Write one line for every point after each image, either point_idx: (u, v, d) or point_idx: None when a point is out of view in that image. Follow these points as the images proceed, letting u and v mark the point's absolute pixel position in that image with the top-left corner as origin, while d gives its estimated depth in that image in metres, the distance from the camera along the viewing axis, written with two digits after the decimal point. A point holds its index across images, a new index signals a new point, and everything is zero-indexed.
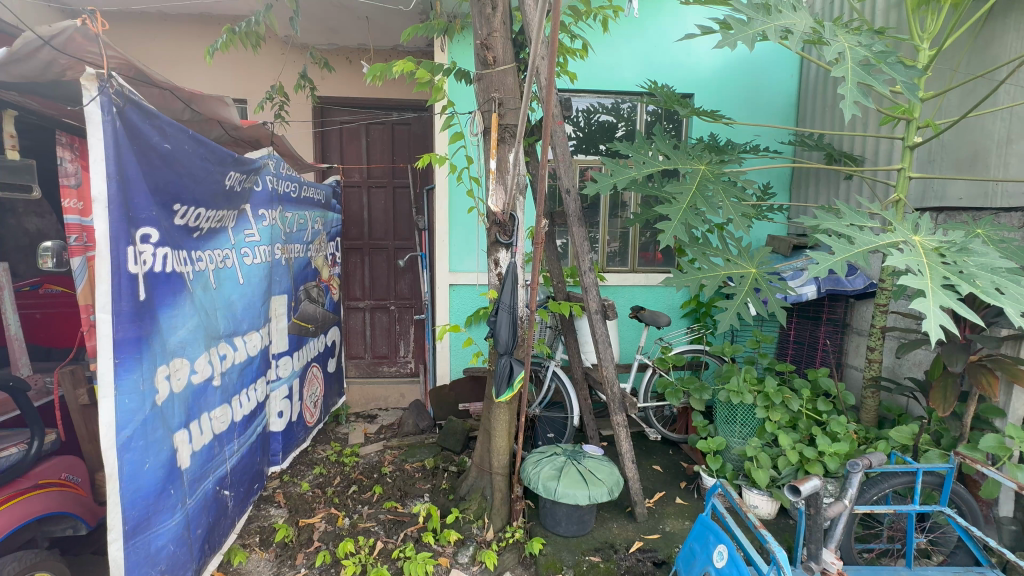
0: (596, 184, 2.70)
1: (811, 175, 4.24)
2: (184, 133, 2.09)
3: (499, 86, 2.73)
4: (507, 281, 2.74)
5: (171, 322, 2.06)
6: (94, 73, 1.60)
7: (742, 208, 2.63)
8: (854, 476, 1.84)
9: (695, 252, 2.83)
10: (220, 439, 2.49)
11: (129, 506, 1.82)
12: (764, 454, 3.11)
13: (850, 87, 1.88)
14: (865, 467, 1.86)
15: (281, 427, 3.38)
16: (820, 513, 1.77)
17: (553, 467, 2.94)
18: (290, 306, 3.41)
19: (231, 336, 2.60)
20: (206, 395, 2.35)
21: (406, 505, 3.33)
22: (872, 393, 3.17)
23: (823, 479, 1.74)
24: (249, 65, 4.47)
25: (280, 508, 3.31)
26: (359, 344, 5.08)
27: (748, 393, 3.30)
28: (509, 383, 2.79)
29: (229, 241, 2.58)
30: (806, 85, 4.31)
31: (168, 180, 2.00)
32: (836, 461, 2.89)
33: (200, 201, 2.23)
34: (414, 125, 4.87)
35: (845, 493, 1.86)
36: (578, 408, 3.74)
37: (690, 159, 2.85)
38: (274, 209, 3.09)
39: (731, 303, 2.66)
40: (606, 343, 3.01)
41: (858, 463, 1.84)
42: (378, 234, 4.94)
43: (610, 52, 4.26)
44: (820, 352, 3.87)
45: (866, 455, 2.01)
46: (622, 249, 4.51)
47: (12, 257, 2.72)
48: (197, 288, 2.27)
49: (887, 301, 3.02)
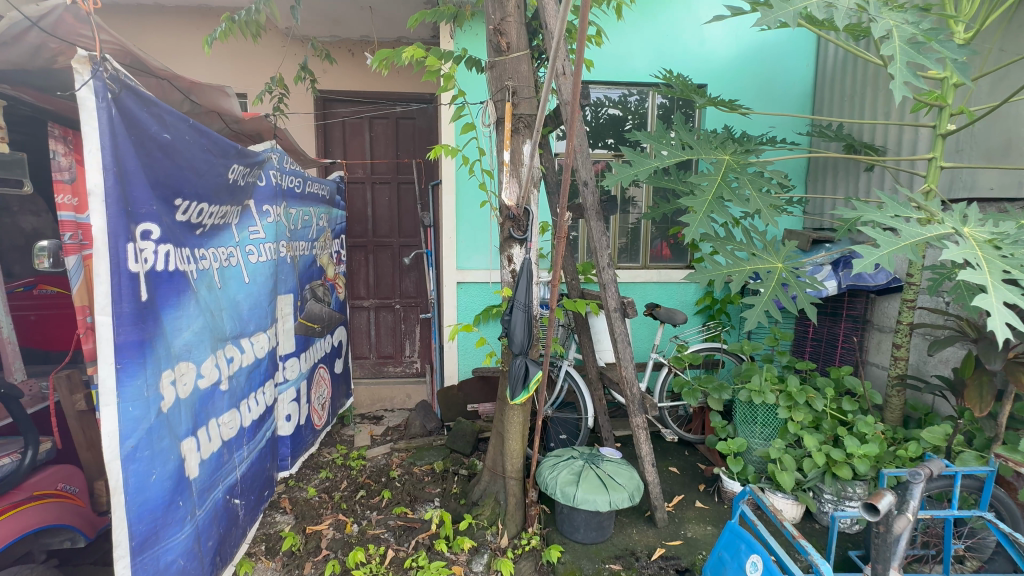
0: (616, 176, 2.57)
1: (829, 166, 4.13)
2: (184, 123, 1.95)
3: (513, 74, 2.60)
4: (521, 280, 2.61)
5: (175, 325, 1.94)
6: (86, 55, 1.46)
7: (769, 199, 2.49)
8: (915, 487, 1.68)
9: (718, 245, 2.70)
10: (229, 446, 2.36)
11: (136, 520, 1.72)
12: (789, 456, 2.98)
13: (899, 67, 1.76)
14: (927, 476, 1.70)
15: (290, 431, 3.27)
16: (888, 535, 1.62)
17: (570, 472, 2.81)
18: (297, 306, 3.30)
19: (237, 337, 2.46)
20: (213, 400, 2.22)
21: (416, 510, 3.23)
22: (898, 392, 3.07)
23: (895, 497, 1.58)
24: (248, 56, 4.35)
25: (286, 514, 3.24)
26: (364, 344, 4.97)
27: (770, 392, 3.19)
28: (525, 384, 2.67)
29: (233, 239, 2.46)
30: (824, 74, 4.19)
31: (168, 172, 1.87)
32: (866, 463, 2.78)
33: (202, 196, 2.11)
34: (418, 119, 4.74)
35: (906, 506, 1.70)
36: (592, 409, 3.63)
37: (713, 148, 2.70)
38: (278, 205, 2.98)
39: (758, 299, 2.53)
40: (625, 342, 2.89)
41: (919, 472, 1.68)
42: (383, 232, 4.82)
43: (621, 41, 4.13)
44: (840, 350, 3.78)
45: (925, 462, 1.85)
46: (633, 244, 4.39)
47: (8, 256, 2.56)
48: (201, 287, 2.15)
49: (915, 296, 2.92)
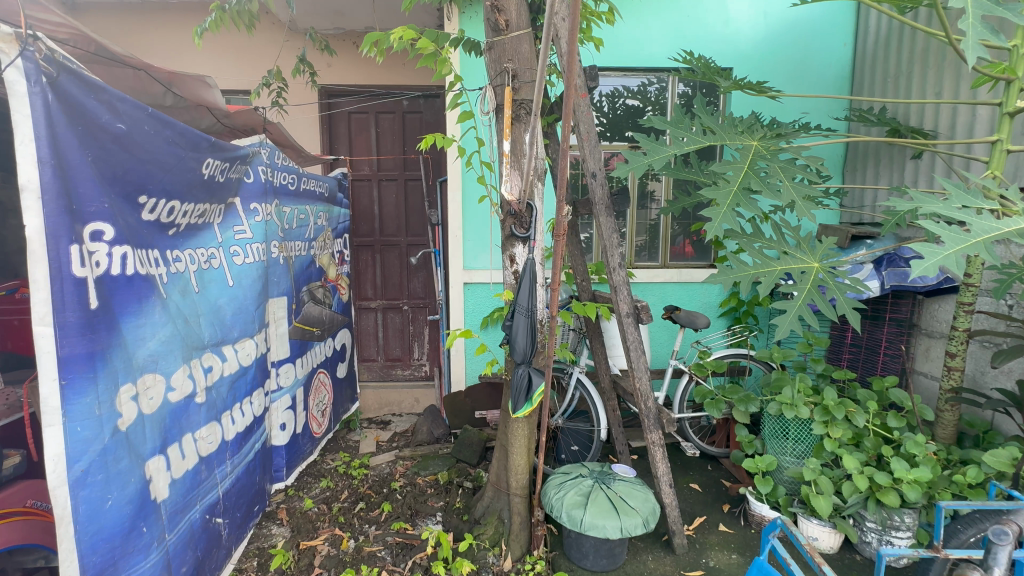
0: (627, 166, 2.29)
1: (870, 154, 3.76)
2: (143, 112, 1.79)
3: (513, 55, 2.37)
4: (524, 281, 2.36)
5: (137, 333, 1.76)
6: (10, 33, 1.32)
7: (804, 189, 2.13)
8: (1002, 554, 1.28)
9: (744, 242, 2.39)
10: (209, 462, 2.18)
11: (88, 552, 1.56)
12: (825, 478, 2.66)
13: (972, 23, 1.57)
14: (1018, 539, 1.29)
15: (285, 440, 3.11)
16: None
17: (578, 493, 2.55)
18: (292, 309, 3.12)
19: (218, 345, 2.28)
20: (188, 413, 2.04)
21: (416, 526, 3.04)
22: (952, 406, 2.75)
23: None
24: (244, 48, 4.24)
25: (283, 527, 3.04)
26: (371, 346, 4.82)
27: (803, 405, 2.87)
28: (528, 396, 2.46)
29: (215, 238, 2.30)
30: (866, 52, 3.80)
31: (127, 167, 1.72)
32: (916, 490, 2.44)
33: (172, 193, 1.95)
34: (425, 113, 4.52)
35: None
36: (605, 420, 3.38)
37: (739, 132, 2.35)
38: (268, 203, 2.81)
39: (790, 304, 2.21)
40: (639, 350, 2.62)
41: (1007, 534, 1.28)
42: (389, 230, 4.64)
43: (638, 24, 3.84)
44: (882, 357, 3.44)
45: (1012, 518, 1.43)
46: (652, 241, 4.09)
47: (13, 258, 2.48)
48: (173, 292, 1.98)
49: (972, 300, 2.63)
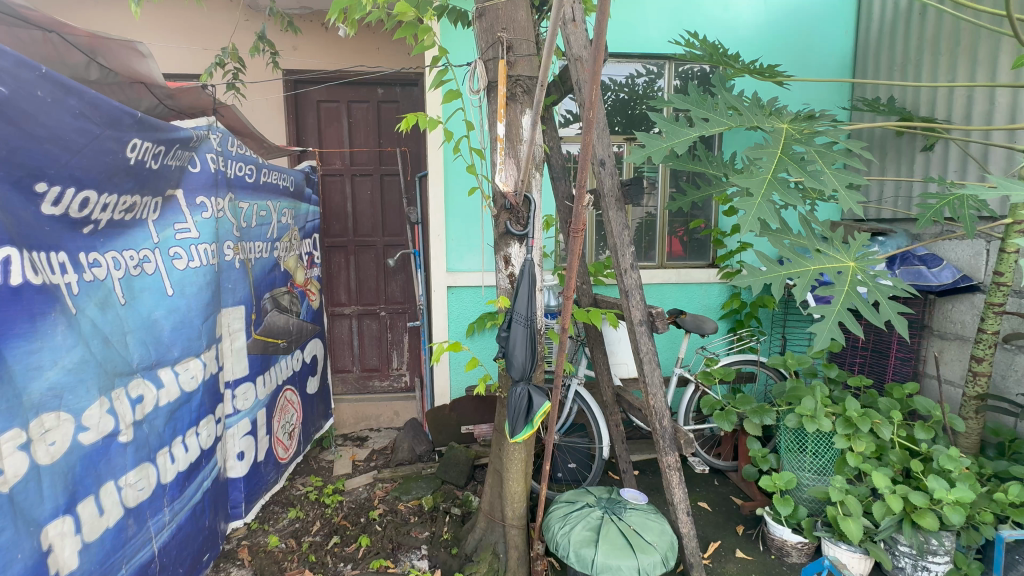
0: (643, 151, 1.96)
1: (875, 144, 3.58)
2: (35, 73, 1.40)
3: (507, 23, 2.04)
4: (522, 286, 2.01)
5: (28, 362, 1.37)
6: None
7: (846, 177, 1.85)
8: None
9: (771, 239, 2.13)
10: (139, 514, 1.78)
11: None
12: (853, 499, 2.41)
13: None
14: None
15: (243, 471, 2.69)
16: None
17: (586, 527, 2.22)
18: (251, 320, 2.70)
19: (153, 369, 1.87)
20: (109, 456, 1.64)
21: (399, 563, 2.67)
22: (977, 414, 2.60)
23: None
24: (195, 25, 3.78)
25: (244, 569, 2.60)
26: (345, 356, 4.40)
27: (825, 417, 2.62)
28: (528, 418, 2.09)
29: (149, 238, 1.89)
30: (871, 38, 3.61)
31: (11, 146, 1.33)
32: (960, 513, 2.19)
33: (83, 180, 1.55)
34: (403, 102, 4.15)
35: None
36: (607, 436, 3.08)
37: (766, 115, 2.08)
38: (219, 197, 2.39)
39: (827, 309, 1.94)
40: (652, 361, 2.31)
41: None
42: (364, 229, 4.24)
43: (632, 7, 3.56)
44: (893, 361, 3.27)
45: None
46: (648, 240, 3.82)
47: None
48: (88, 307, 1.57)
49: (1004, 300, 2.47)
